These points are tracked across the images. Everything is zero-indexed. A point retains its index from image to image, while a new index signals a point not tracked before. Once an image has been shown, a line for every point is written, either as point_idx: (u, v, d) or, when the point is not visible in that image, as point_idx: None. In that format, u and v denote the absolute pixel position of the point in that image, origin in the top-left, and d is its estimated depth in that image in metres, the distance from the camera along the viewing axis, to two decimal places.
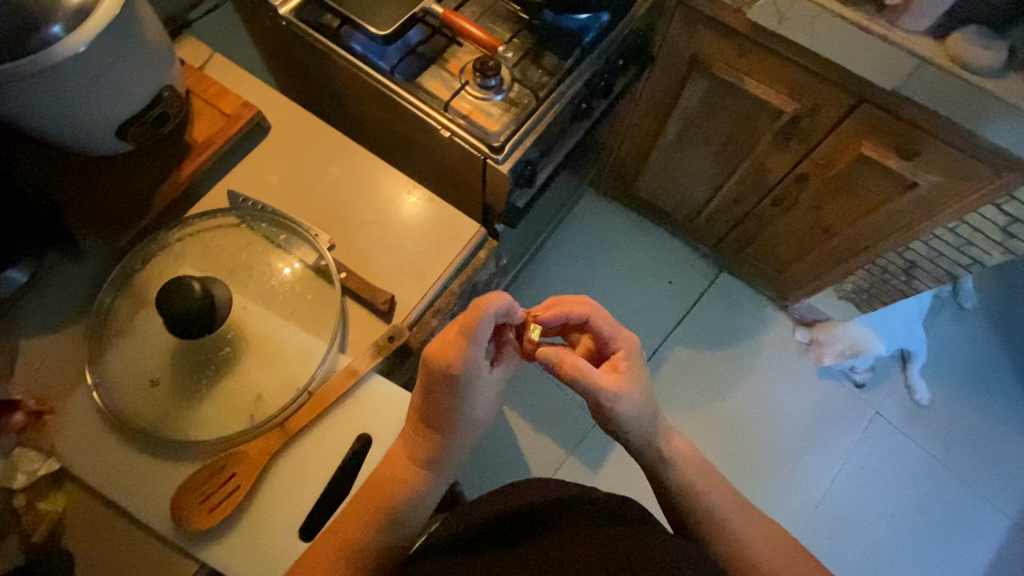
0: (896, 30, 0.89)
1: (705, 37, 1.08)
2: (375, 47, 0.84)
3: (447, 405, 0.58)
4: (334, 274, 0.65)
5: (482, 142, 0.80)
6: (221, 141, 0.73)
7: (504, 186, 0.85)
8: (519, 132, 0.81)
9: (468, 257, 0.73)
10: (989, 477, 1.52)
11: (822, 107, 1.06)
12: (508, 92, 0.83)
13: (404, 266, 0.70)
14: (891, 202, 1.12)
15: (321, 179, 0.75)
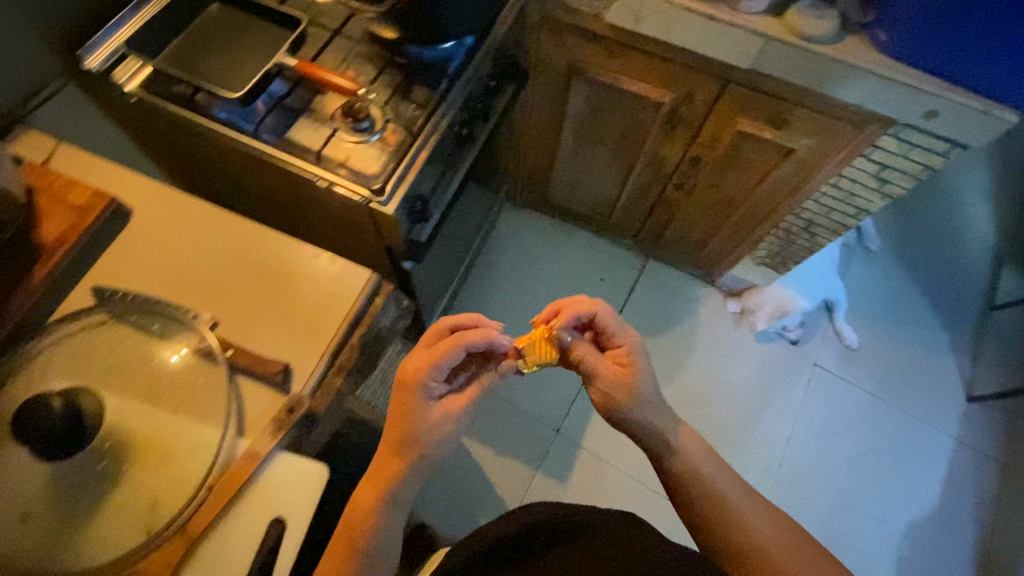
0: (739, 14, 0.94)
1: (576, 45, 1.12)
2: (237, 109, 0.81)
3: (397, 436, 0.73)
4: (219, 352, 0.62)
5: (363, 187, 0.79)
6: (71, 238, 0.68)
7: (396, 226, 0.83)
8: (400, 170, 0.81)
9: (364, 308, 0.70)
10: (925, 402, 1.62)
11: (695, 94, 1.12)
12: (382, 132, 0.83)
13: (294, 330, 0.67)
14: (776, 169, 1.19)
15: (195, 255, 0.71)
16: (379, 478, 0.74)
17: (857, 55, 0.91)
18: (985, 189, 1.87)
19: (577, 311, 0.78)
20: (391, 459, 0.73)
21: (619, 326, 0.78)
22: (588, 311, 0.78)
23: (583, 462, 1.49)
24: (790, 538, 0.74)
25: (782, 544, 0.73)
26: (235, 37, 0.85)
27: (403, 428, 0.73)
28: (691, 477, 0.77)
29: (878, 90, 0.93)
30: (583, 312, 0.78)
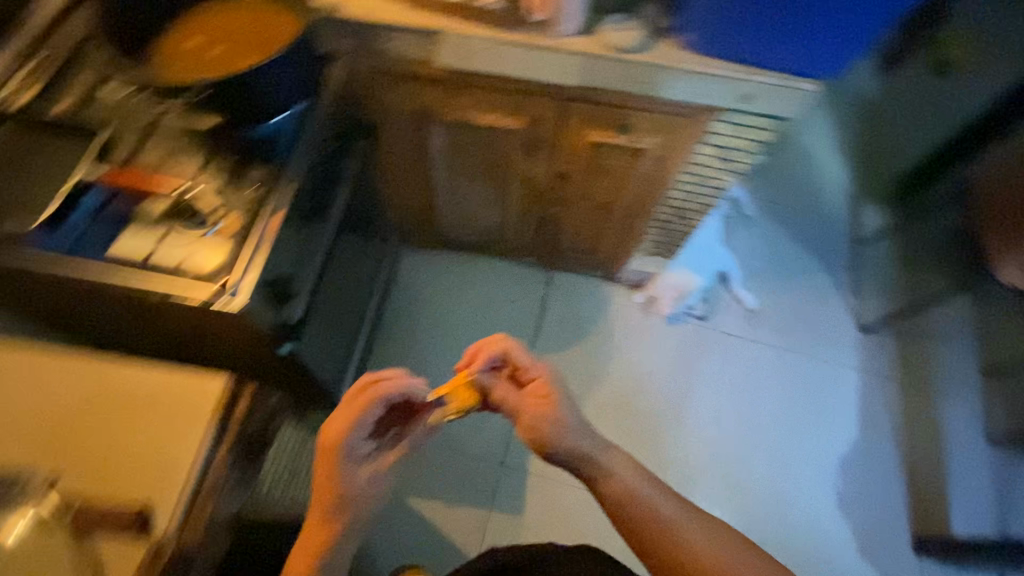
0: (557, 39, 0.98)
1: (419, 90, 1.14)
2: (49, 232, 0.75)
3: (328, 499, 0.79)
4: (65, 517, 0.72)
5: (205, 286, 0.75)
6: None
7: (253, 320, 0.78)
8: (246, 259, 0.76)
9: (214, 441, 0.82)
10: (826, 343, 1.75)
11: (542, 116, 1.16)
12: (219, 223, 0.79)
13: (150, 478, 0.79)
14: (634, 168, 1.25)
15: (46, 423, 0.81)
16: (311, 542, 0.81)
17: (670, 58, 0.98)
18: (830, 139, 2.07)
19: (492, 353, 0.90)
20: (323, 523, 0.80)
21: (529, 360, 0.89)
22: (499, 351, 0.89)
23: (532, 489, 1.48)
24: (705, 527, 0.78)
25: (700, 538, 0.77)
26: (39, 159, 0.79)
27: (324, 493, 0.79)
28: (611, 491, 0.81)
29: (695, 85, 1.01)
30: (496, 352, 0.90)
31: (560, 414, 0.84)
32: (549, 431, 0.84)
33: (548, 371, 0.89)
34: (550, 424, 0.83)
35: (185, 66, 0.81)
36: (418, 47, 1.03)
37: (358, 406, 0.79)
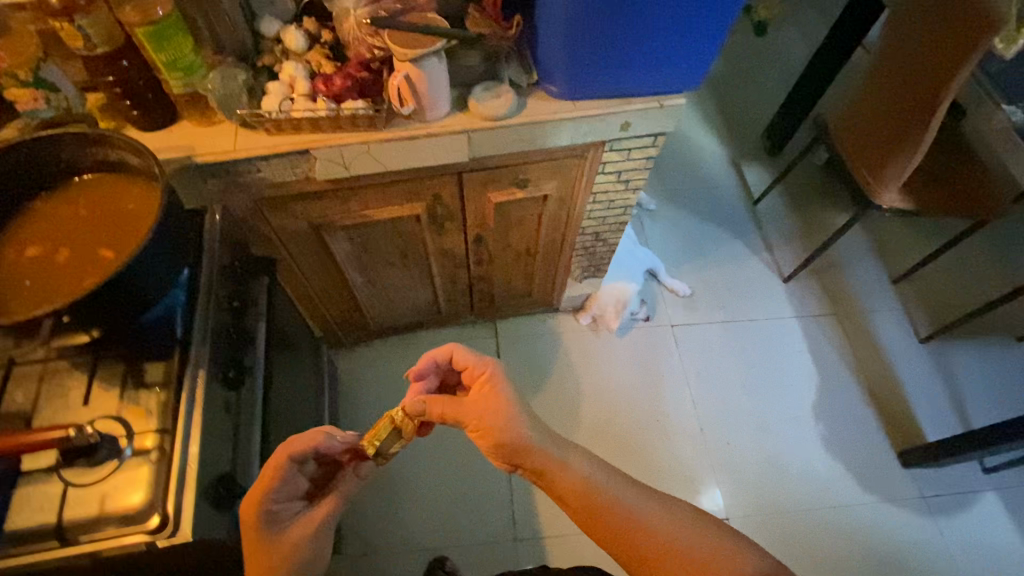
0: (432, 123, 0.96)
1: (305, 207, 1.07)
2: None
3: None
4: None
5: (140, 525, 0.64)
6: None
7: (209, 532, 0.69)
8: (176, 478, 0.66)
9: None
10: (761, 302, 1.86)
11: (440, 193, 1.13)
12: (133, 442, 0.68)
13: None
14: (544, 212, 1.26)
15: None
16: None
17: (544, 112, 0.99)
18: (696, 119, 2.24)
19: (433, 357, 0.87)
20: None
21: (475, 359, 0.83)
22: (442, 354, 0.86)
23: (554, 552, 1.41)
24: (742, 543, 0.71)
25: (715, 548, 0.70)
26: None
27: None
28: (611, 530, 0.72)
29: (577, 128, 1.03)
30: (439, 354, 0.86)
31: (501, 399, 0.78)
32: (491, 421, 0.76)
33: (494, 365, 0.81)
34: (488, 412, 0.77)
35: (36, 284, 0.70)
36: (292, 168, 0.96)
37: (267, 480, 0.72)
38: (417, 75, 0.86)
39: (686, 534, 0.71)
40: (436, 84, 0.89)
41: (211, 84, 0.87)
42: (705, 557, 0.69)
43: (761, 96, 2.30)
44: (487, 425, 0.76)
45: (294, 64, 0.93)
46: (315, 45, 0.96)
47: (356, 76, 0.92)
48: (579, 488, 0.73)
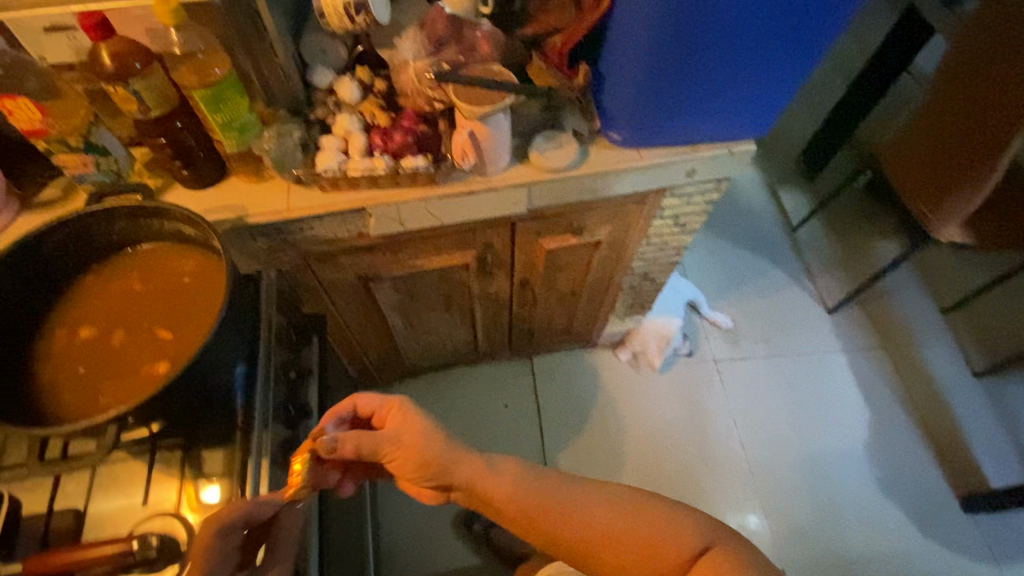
0: (491, 176, 0.91)
1: (354, 260, 1.02)
2: None
3: None
4: None
5: None
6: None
7: None
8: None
9: None
10: (805, 336, 1.79)
11: (492, 241, 1.08)
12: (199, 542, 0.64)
13: None
14: (595, 255, 1.21)
15: None
16: None
17: (608, 162, 0.95)
18: None
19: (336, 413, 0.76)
20: None
21: (378, 402, 0.76)
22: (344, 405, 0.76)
23: None
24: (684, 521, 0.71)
25: (646, 521, 0.70)
26: None
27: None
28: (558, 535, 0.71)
29: (640, 176, 0.98)
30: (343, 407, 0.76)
31: (416, 429, 0.74)
32: (408, 448, 0.73)
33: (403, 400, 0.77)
34: (403, 438, 0.73)
35: (90, 370, 0.66)
36: (345, 225, 0.92)
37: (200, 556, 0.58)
38: (482, 130, 0.82)
39: (611, 519, 0.70)
40: (499, 138, 0.85)
41: (268, 144, 0.83)
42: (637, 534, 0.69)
43: (798, 115, 2.23)
44: (408, 456, 0.73)
45: (348, 117, 0.88)
46: (369, 95, 0.92)
47: (414, 129, 0.87)
48: (505, 492, 0.73)
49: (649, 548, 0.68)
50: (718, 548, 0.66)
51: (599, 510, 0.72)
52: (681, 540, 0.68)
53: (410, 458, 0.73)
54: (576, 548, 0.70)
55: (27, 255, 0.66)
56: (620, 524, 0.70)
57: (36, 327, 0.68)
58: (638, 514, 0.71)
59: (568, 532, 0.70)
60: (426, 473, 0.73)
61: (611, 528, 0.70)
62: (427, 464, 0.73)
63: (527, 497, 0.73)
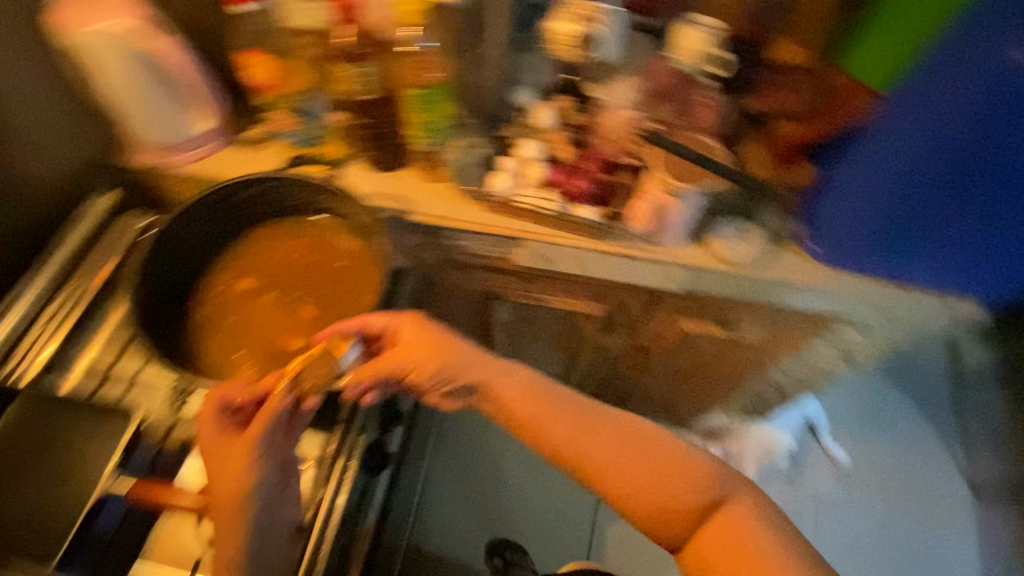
0: (659, 249, 0.84)
1: (486, 276, 1.00)
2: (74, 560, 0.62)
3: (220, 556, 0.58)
4: None
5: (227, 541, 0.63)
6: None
7: None
8: (303, 567, 0.64)
9: None
10: (937, 514, 1.50)
11: (629, 303, 1.00)
12: None
13: None
14: (733, 352, 1.08)
15: None
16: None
17: (793, 274, 0.84)
18: None
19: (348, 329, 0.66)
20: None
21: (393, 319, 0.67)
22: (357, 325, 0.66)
23: None
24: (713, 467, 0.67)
25: (667, 451, 0.67)
26: (46, 436, 0.65)
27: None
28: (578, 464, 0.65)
29: (825, 299, 0.86)
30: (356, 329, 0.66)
31: (428, 337, 0.67)
32: (418, 354, 0.66)
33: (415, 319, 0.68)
34: (413, 347, 0.66)
35: (238, 319, 0.72)
36: (494, 248, 0.88)
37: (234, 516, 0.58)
38: (670, 205, 0.78)
39: (630, 432, 0.67)
40: (682, 217, 0.80)
41: (456, 151, 0.84)
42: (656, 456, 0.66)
43: None
44: (421, 369, 0.66)
45: (532, 144, 0.85)
46: (564, 124, 0.87)
47: (600, 178, 0.84)
48: (525, 397, 0.67)
49: (663, 482, 0.65)
50: (730, 498, 0.65)
51: (621, 432, 0.67)
52: (704, 488, 0.65)
53: (419, 369, 0.66)
54: (588, 466, 0.65)
55: (220, 206, 0.73)
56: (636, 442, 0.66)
57: (208, 268, 0.76)
58: (659, 447, 0.67)
59: (585, 462, 0.64)
60: (438, 381, 0.67)
61: (631, 456, 0.65)
62: (438, 371, 0.66)
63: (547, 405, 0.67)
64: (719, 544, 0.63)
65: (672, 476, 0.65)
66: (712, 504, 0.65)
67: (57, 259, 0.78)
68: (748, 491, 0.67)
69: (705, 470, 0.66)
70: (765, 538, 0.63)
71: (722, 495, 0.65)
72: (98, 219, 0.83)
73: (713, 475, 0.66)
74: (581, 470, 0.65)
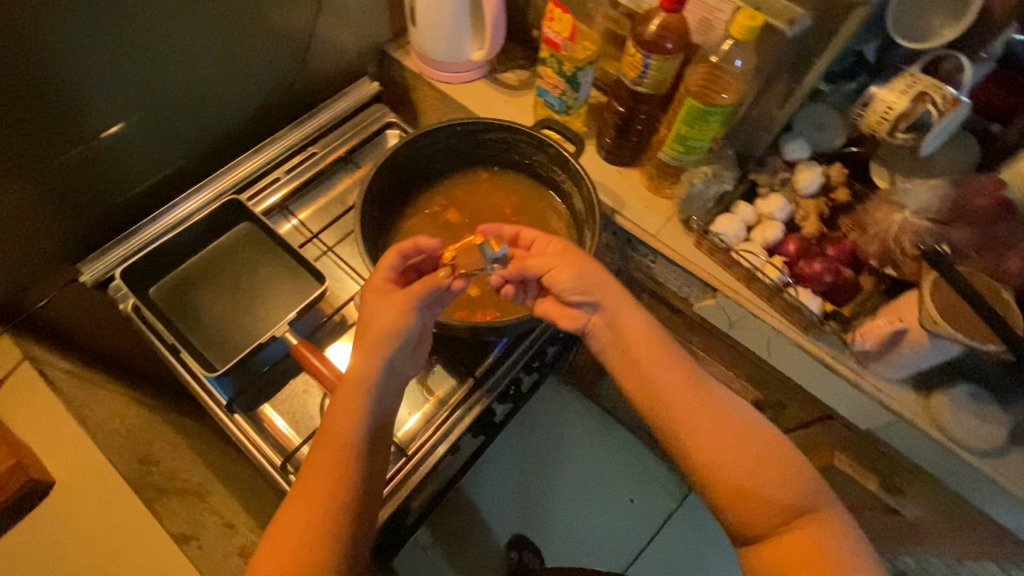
0: (868, 375, 0.73)
1: (653, 304, 0.94)
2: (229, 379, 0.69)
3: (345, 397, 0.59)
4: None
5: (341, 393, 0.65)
6: (14, 465, 0.75)
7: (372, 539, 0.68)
8: (397, 480, 0.69)
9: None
10: None
11: (788, 404, 0.90)
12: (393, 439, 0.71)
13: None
14: (874, 514, 0.94)
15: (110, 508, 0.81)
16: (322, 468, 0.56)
17: None
18: None
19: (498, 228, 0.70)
20: (327, 442, 0.57)
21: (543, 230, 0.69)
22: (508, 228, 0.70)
23: None
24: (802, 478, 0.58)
25: (755, 440, 0.59)
26: (256, 261, 0.75)
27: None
28: (667, 421, 0.61)
29: None
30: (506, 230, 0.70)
31: (574, 257, 0.66)
32: (565, 267, 0.65)
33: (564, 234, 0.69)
34: (559, 258, 0.66)
35: None
36: (682, 282, 0.85)
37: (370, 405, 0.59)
38: (916, 341, 0.66)
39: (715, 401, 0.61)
40: (920, 359, 0.68)
41: (698, 178, 0.79)
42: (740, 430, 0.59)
43: None
44: (559, 279, 0.65)
45: (780, 202, 0.78)
46: (822, 194, 0.79)
47: (838, 271, 0.75)
48: (631, 332, 0.65)
49: (753, 466, 0.57)
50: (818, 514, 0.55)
51: (722, 404, 0.61)
52: (798, 492, 0.57)
53: (559, 280, 0.65)
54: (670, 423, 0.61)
55: (466, 139, 0.81)
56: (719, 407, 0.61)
57: (425, 189, 0.84)
58: (758, 434, 0.60)
59: (677, 420, 0.60)
60: (571, 292, 0.65)
61: (725, 430, 0.59)
62: (575, 285, 0.65)
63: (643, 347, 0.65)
64: (800, 558, 0.53)
65: (764, 465, 0.58)
66: (799, 510, 0.56)
67: (310, 126, 0.88)
68: (842, 517, 0.57)
69: (803, 474, 0.58)
70: (855, 570, 0.52)
71: (813, 506, 0.56)
72: (359, 101, 0.92)
73: (809, 480, 0.58)
74: (665, 427, 0.61)
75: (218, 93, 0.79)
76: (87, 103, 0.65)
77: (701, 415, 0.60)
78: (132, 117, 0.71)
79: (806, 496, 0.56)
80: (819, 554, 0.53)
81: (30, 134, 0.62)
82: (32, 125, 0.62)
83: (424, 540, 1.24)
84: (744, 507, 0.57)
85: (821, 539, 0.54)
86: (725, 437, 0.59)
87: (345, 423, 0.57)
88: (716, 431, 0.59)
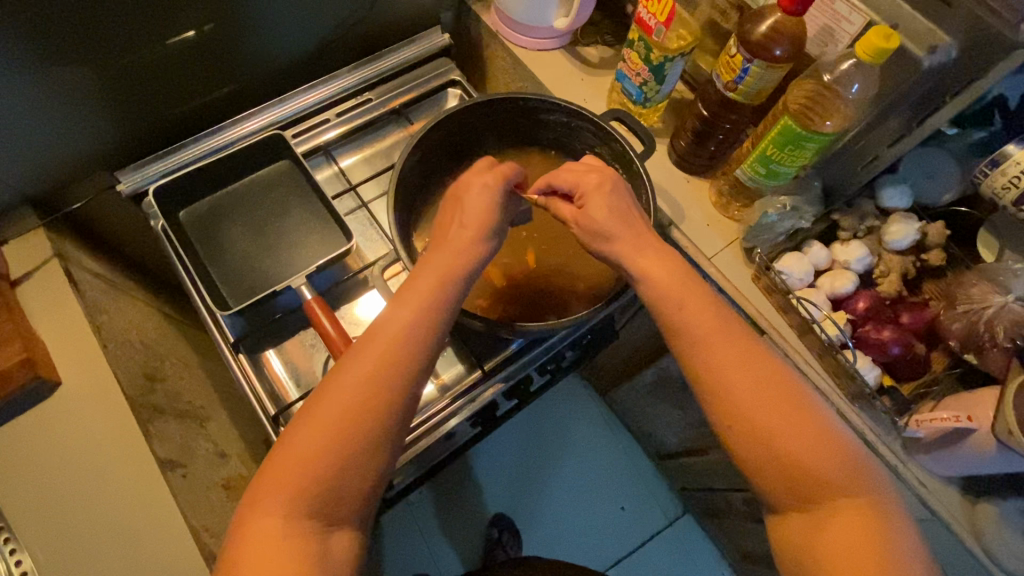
0: (909, 463, 0.66)
1: None
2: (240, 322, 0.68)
3: (405, 298, 0.51)
4: (111, 499, 0.65)
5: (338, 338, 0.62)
6: (24, 356, 0.65)
7: None
8: None
9: None
10: None
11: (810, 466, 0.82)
12: None
13: (124, 522, 0.65)
14: None
15: (71, 418, 0.68)
16: (348, 370, 0.47)
17: None
18: None
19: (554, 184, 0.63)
20: (362, 343, 0.48)
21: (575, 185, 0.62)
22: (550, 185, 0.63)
23: None
24: (841, 448, 0.47)
25: (792, 405, 0.48)
26: (289, 203, 0.74)
27: (248, 519, 0.43)
28: (708, 357, 0.50)
29: None
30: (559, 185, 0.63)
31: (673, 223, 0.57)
32: (636, 232, 0.57)
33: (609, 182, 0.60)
34: (624, 211, 0.58)
35: None
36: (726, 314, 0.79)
37: None
38: (981, 446, 0.58)
39: (749, 352, 0.50)
40: (978, 464, 0.60)
41: (773, 208, 0.70)
42: (781, 395, 0.49)
43: None
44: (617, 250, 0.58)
45: (863, 251, 0.69)
46: (911, 253, 0.70)
47: (909, 346, 0.66)
48: (692, 279, 0.54)
49: (793, 432, 0.47)
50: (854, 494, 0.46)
51: (760, 350, 0.51)
52: (836, 459, 0.47)
53: (636, 232, 0.57)
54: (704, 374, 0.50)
55: (525, 115, 0.75)
56: (755, 359, 0.50)
57: (469, 162, 0.80)
58: (810, 403, 0.49)
59: (715, 360, 0.50)
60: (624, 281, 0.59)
61: (764, 390, 0.49)
62: (629, 261, 0.57)
63: (704, 304, 0.52)
64: (839, 545, 0.45)
65: (804, 427, 0.48)
66: (834, 489, 0.46)
67: (369, 69, 0.83)
68: (885, 497, 0.47)
69: (848, 447, 0.48)
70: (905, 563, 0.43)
71: (853, 485, 0.46)
72: (425, 52, 0.85)
73: (847, 447, 0.48)
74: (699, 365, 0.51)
75: (285, 18, 0.74)
76: (161, 3, 0.62)
77: (737, 366, 0.50)
78: (205, 26, 0.68)
79: (847, 477, 0.47)
80: (864, 544, 0.44)
81: (98, 29, 0.60)
82: (104, 18, 0.59)
83: (415, 497, 1.25)
84: (781, 474, 0.47)
85: (864, 520, 0.45)
86: (764, 400, 0.48)
87: (380, 352, 0.47)
88: (756, 390, 0.49)
